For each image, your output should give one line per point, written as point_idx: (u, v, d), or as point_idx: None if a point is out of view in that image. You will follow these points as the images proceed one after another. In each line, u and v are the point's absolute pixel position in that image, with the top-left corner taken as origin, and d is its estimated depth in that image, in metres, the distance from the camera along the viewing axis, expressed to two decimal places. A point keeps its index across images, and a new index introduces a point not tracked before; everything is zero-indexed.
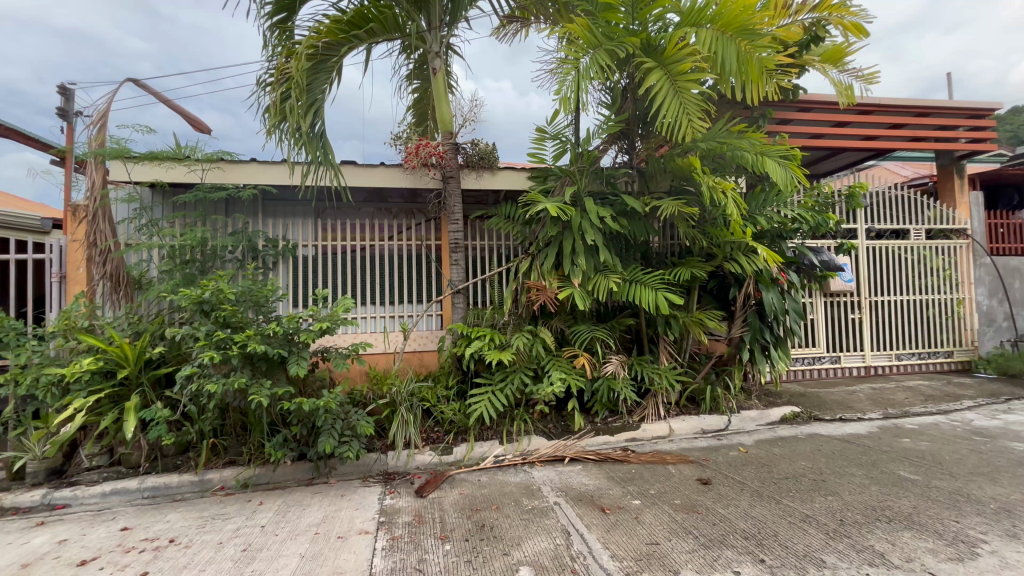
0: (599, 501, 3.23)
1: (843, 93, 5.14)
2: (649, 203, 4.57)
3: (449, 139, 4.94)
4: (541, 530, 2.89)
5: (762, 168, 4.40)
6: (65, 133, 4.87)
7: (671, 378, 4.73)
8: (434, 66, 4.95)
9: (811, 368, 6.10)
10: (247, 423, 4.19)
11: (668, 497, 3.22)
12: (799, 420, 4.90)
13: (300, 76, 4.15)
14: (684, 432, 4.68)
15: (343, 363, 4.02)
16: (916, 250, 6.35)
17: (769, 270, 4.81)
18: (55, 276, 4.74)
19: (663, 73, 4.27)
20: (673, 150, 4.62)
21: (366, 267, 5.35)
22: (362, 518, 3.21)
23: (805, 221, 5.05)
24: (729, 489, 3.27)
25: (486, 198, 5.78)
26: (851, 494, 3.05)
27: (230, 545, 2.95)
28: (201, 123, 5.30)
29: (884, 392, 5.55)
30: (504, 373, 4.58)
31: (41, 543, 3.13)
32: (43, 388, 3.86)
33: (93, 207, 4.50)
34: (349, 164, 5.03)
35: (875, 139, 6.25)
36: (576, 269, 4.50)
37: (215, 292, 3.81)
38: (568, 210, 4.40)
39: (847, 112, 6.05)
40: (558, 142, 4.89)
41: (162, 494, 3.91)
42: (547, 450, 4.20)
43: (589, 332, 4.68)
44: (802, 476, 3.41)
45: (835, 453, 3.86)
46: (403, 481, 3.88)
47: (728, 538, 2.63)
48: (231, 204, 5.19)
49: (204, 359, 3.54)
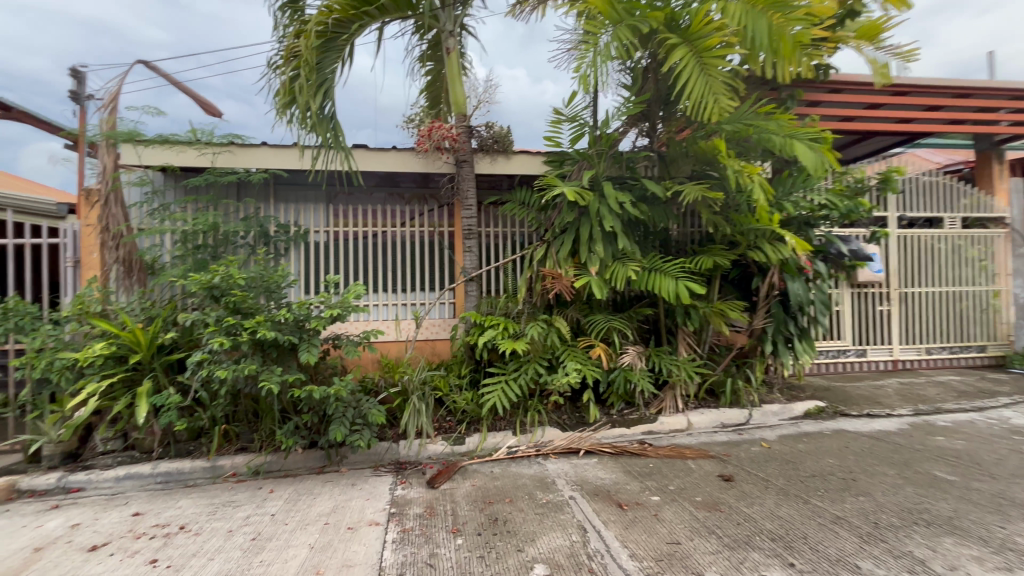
0: (617, 496, 3.12)
1: (878, 72, 4.88)
2: (671, 188, 4.38)
3: (463, 121, 4.81)
4: (556, 525, 2.79)
5: (791, 152, 4.22)
6: (78, 117, 4.89)
7: (690, 369, 4.60)
8: (447, 46, 4.82)
9: (835, 361, 5.90)
10: (259, 410, 4.13)
11: (689, 494, 3.10)
12: (824, 416, 4.69)
13: (310, 54, 4.02)
14: (703, 426, 4.53)
15: (354, 352, 3.94)
16: (951, 240, 6.05)
17: (797, 259, 4.61)
18: (69, 261, 4.76)
19: (688, 50, 4.04)
20: (696, 133, 4.41)
21: (378, 253, 5.27)
22: (372, 508, 3.14)
23: (835, 207, 4.82)
24: (752, 487, 3.12)
25: (501, 182, 5.61)
26: (884, 495, 2.89)
27: (241, 533, 2.90)
28: (213, 106, 5.23)
29: (914, 387, 5.33)
30: (519, 363, 4.47)
31: (54, 527, 3.14)
32: (58, 372, 3.90)
33: (106, 190, 4.46)
34: (361, 147, 4.91)
35: (911, 122, 5.88)
36: (593, 256, 4.36)
37: (226, 277, 3.75)
38: (585, 196, 4.25)
39: (880, 92, 5.71)
40: (575, 125, 4.72)
41: (174, 479, 3.91)
42: (561, 441, 4.10)
43: (606, 322, 4.54)
44: (830, 474, 3.24)
45: (865, 451, 3.68)
46: (414, 472, 3.82)
47: (754, 539, 2.50)
48: (243, 188, 5.11)
49: (214, 345, 3.50)
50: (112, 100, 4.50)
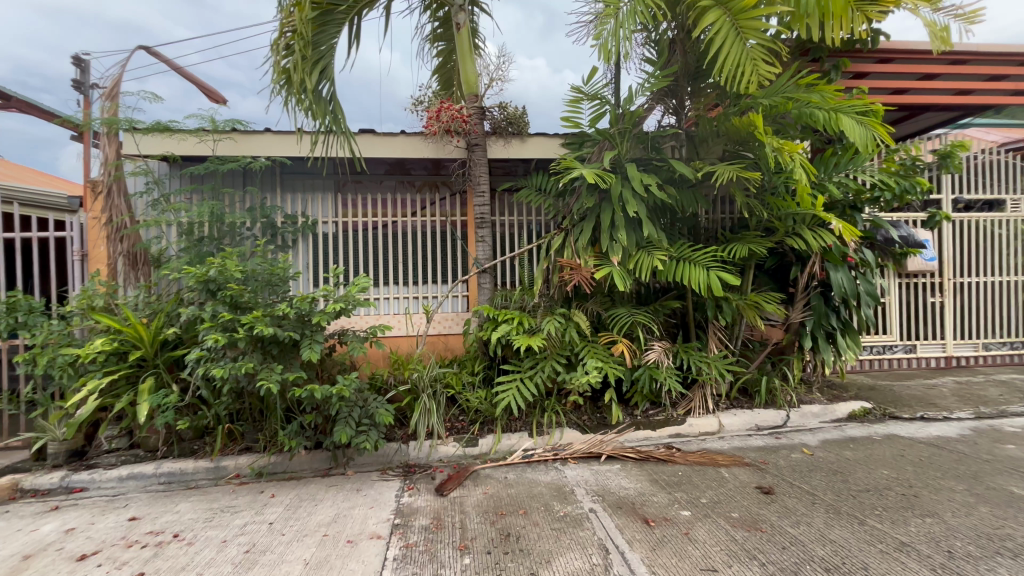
0: (642, 510, 2.81)
1: (937, 36, 4.31)
2: (702, 168, 3.99)
3: (474, 102, 4.55)
4: (574, 544, 2.50)
5: (836, 127, 3.80)
6: (81, 106, 4.69)
7: (722, 368, 4.23)
8: (457, 22, 4.56)
9: (880, 358, 5.44)
10: (263, 408, 3.93)
11: (724, 509, 2.76)
12: (872, 418, 4.27)
13: (305, 28, 3.81)
14: (736, 429, 4.17)
15: (360, 348, 3.71)
16: (1013, 224, 5.48)
17: (841, 247, 4.20)
18: (76, 254, 4.62)
19: (723, 13, 3.63)
20: (729, 109, 4.01)
21: (388, 244, 5.03)
22: (375, 519, 2.91)
23: (887, 186, 4.34)
24: (796, 502, 2.77)
25: (516, 168, 5.30)
26: (955, 517, 2.51)
27: (234, 545, 2.70)
28: (218, 94, 5.08)
29: (972, 387, 4.84)
30: (535, 360, 4.19)
31: (48, 531, 3.01)
32: (59, 368, 3.80)
33: (108, 181, 4.35)
34: (367, 133, 4.67)
35: (970, 94, 5.28)
36: (615, 245, 4.02)
37: (222, 269, 3.56)
38: (607, 177, 3.90)
39: (935, 61, 5.14)
40: (596, 104, 4.37)
41: (178, 480, 3.77)
42: (581, 445, 3.79)
43: (629, 315, 4.20)
44: (886, 489, 2.87)
45: (924, 461, 3.27)
46: (423, 476, 3.57)
47: (803, 569, 2.16)
48: (248, 176, 4.94)
49: (210, 342, 3.32)
50: (114, 87, 4.35)
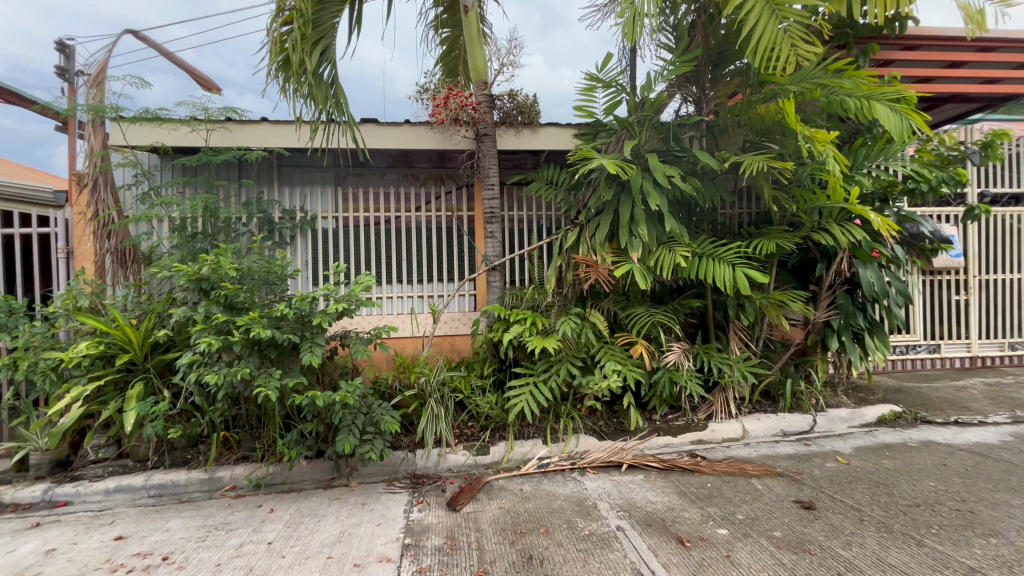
0: (674, 528, 2.58)
1: (972, 19, 4.03)
2: (727, 159, 3.73)
3: (483, 90, 4.30)
4: (604, 568, 2.28)
5: (869, 115, 3.56)
6: (66, 93, 4.44)
7: (745, 370, 3.99)
8: (465, 4, 4.27)
9: (903, 358, 5.24)
10: (261, 415, 3.69)
11: (764, 526, 2.54)
12: (903, 423, 4.06)
13: (306, 5, 3.54)
14: (761, 434, 3.95)
15: (363, 351, 3.46)
16: None
17: (870, 242, 3.97)
18: (60, 251, 4.34)
19: None
20: (753, 97, 3.78)
21: (391, 240, 4.79)
22: (384, 538, 2.67)
23: (921, 178, 4.12)
24: (842, 519, 2.55)
25: (525, 161, 5.07)
26: (1021, 537, 2.30)
27: (230, 569, 2.46)
28: (210, 82, 4.82)
29: (1003, 389, 4.64)
30: (549, 363, 3.95)
31: (26, 553, 2.76)
32: (41, 373, 3.54)
33: (93, 173, 4.06)
34: (370, 122, 4.41)
35: (999, 82, 5.06)
36: (635, 240, 3.78)
37: (215, 267, 3.30)
38: (627, 168, 3.65)
39: (964, 48, 4.89)
40: (612, 92, 4.12)
41: (168, 493, 3.52)
42: (600, 453, 3.57)
43: (649, 315, 3.96)
44: (936, 503, 2.66)
45: (970, 471, 3.07)
46: (433, 488, 3.33)
47: None
48: (243, 168, 4.68)
49: (202, 345, 3.07)
50: (99, 73, 4.08)
